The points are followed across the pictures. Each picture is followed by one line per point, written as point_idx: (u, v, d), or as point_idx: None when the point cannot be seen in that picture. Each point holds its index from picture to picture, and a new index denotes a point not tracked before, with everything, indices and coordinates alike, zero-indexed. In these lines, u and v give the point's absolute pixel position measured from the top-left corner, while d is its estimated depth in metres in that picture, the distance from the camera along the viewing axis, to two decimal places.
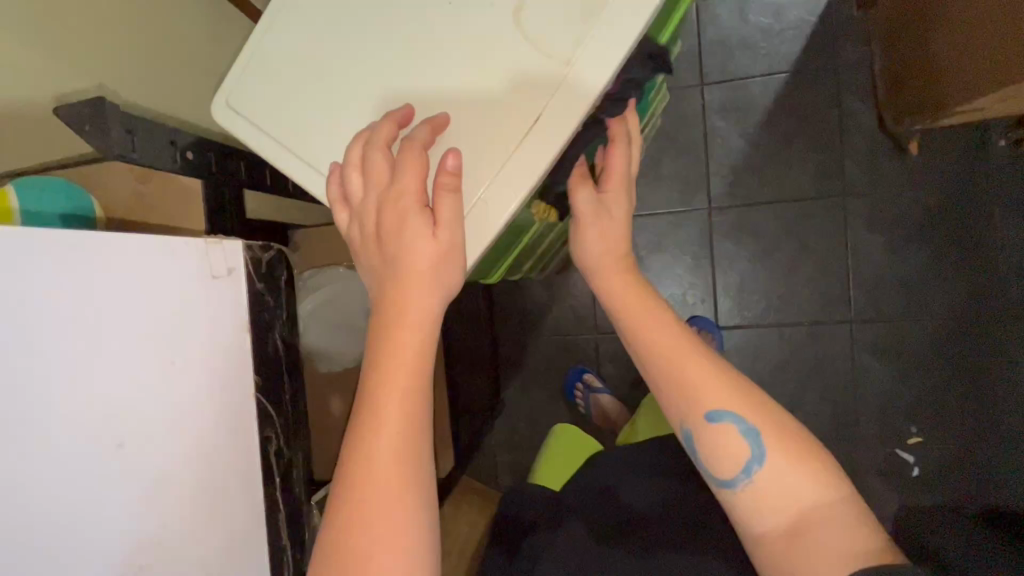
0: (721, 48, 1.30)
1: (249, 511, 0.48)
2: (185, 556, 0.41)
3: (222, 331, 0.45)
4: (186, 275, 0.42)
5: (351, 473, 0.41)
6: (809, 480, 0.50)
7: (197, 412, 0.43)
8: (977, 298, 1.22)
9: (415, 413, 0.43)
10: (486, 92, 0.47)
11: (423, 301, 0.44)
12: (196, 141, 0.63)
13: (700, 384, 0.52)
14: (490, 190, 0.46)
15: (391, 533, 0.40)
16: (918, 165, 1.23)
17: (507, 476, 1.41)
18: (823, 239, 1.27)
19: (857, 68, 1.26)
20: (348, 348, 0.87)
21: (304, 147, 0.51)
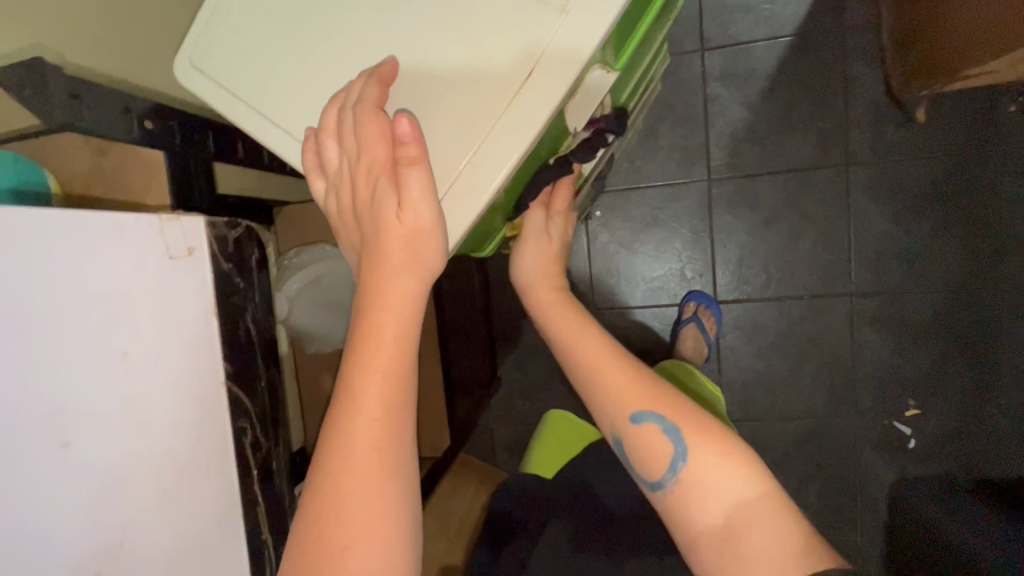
0: (721, 10, 1.25)
1: (221, 504, 0.47)
2: (151, 554, 0.40)
3: (184, 317, 0.44)
4: (137, 261, 0.40)
5: (325, 460, 0.39)
6: (743, 481, 0.48)
7: (159, 403, 0.41)
8: (980, 269, 1.20)
9: (393, 401, 0.40)
10: (473, 45, 0.43)
11: (401, 283, 0.41)
12: (154, 106, 0.59)
13: (622, 392, 0.52)
14: (479, 156, 0.43)
15: (369, 524, 0.38)
16: (926, 132, 1.20)
17: (503, 451, 1.42)
18: (824, 210, 1.25)
19: (864, 29, 1.21)
20: (335, 329, 0.85)
21: (277, 114, 0.48)
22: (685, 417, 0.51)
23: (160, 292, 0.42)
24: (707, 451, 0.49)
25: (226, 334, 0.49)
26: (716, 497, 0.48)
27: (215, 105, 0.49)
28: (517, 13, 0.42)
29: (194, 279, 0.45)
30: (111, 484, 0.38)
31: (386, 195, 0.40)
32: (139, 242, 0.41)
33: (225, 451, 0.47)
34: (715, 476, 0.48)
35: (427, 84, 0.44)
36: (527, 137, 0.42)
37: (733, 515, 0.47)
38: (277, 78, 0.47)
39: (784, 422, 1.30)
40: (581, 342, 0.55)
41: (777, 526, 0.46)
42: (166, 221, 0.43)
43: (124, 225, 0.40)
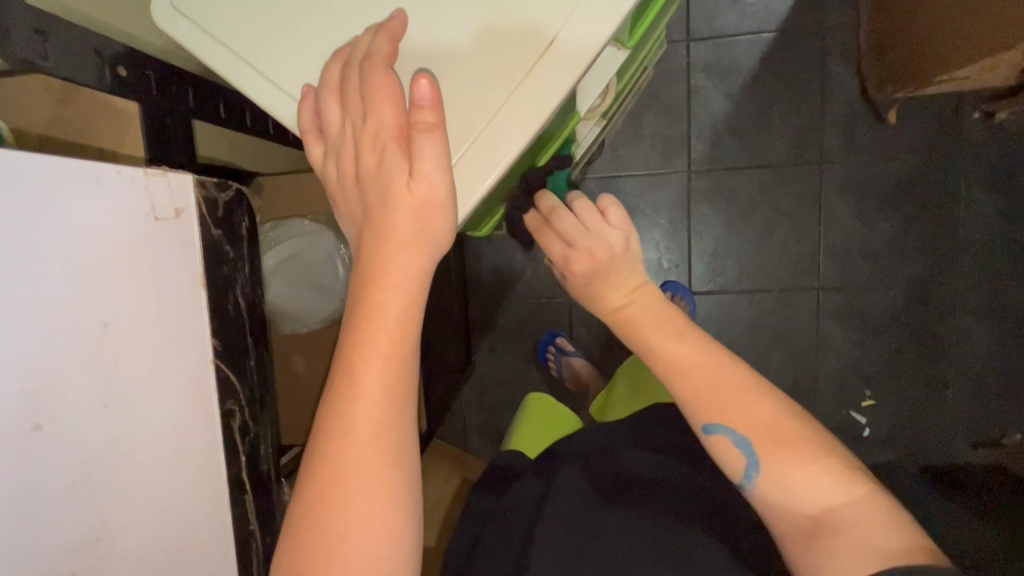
0: (708, 1, 1.25)
1: (204, 472, 0.46)
2: (134, 519, 0.40)
3: (168, 285, 0.43)
4: (117, 215, 0.39)
5: (323, 443, 0.37)
6: (828, 488, 0.45)
7: (139, 376, 0.40)
8: (937, 268, 1.26)
9: (394, 386, 0.38)
10: (493, 15, 0.43)
11: (405, 259, 0.39)
12: (129, 55, 0.57)
13: (698, 395, 0.48)
14: (491, 129, 0.43)
15: (367, 514, 0.37)
16: (896, 135, 1.24)
17: (475, 436, 1.42)
18: (797, 206, 1.28)
19: (844, 29, 1.23)
20: (314, 308, 0.81)
21: (282, 74, 0.47)
22: (759, 424, 0.47)
23: (142, 259, 0.40)
24: (783, 460, 0.46)
25: (215, 306, 0.49)
26: (802, 499, 0.46)
27: (210, 61, 0.48)
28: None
29: (177, 241, 0.44)
30: (90, 452, 0.37)
31: (397, 163, 0.39)
32: (123, 197, 0.39)
33: (207, 424, 0.47)
34: (795, 483, 0.46)
35: (442, 53, 0.44)
36: (541, 112, 0.42)
37: (818, 525, 0.45)
38: (284, 38, 0.47)
39: None
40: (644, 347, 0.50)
41: (872, 534, 0.43)
42: (150, 175, 0.41)
43: (105, 175, 0.38)
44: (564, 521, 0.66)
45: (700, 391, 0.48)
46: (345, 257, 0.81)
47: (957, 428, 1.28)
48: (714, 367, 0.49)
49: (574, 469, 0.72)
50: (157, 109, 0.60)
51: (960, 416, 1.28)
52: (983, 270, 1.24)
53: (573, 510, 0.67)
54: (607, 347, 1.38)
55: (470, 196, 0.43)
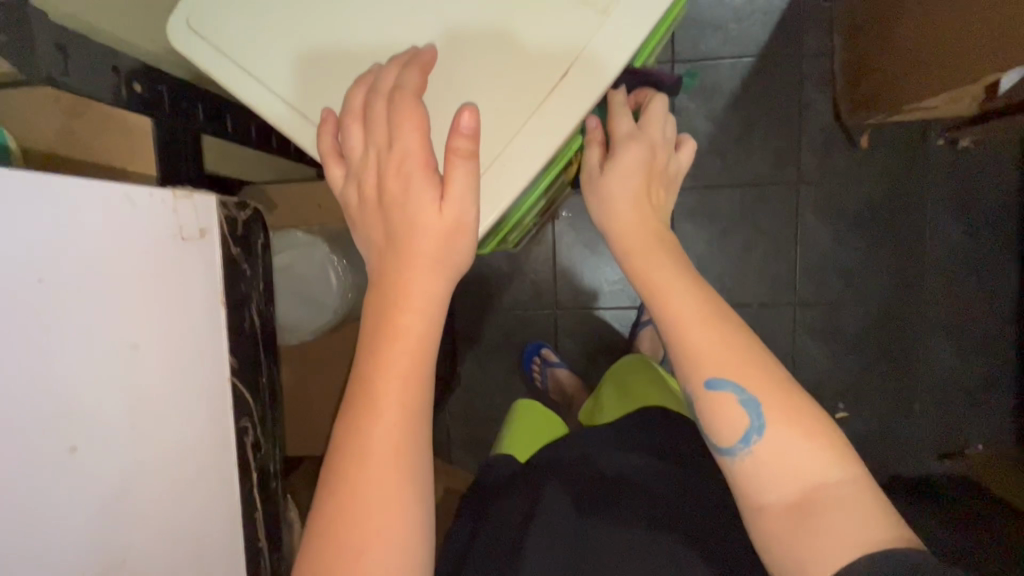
0: (693, 25, 1.30)
1: (220, 484, 0.49)
2: (155, 529, 0.42)
3: (193, 305, 0.46)
4: (147, 238, 0.42)
5: (346, 461, 0.40)
6: (827, 465, 0.46)
7: (163, 394, 0.43)
8: (905, 285, 1.31)
9: (414, 405, 0.41)
10: (518, 49, 0.48)
11: (427, 285, 0.41)
12: (143, 68, 0.58)
13: (705, 351, 0.48)
14: (508, 157, 0.48)
15: (390, 527, 0.40)
16: (867, 159, 1.30)
17: (459, 448, 1.42)
18: (775, 224, 1.32)
19: (819, 57, 1.29)
20: (310, 318, 0.81)
21: (293, 93, 0.50)
22: (769, 386, 0.48)
23: (168, 280, 0.43)
24: (788, 430, 0.47)
25: (233, 327, 0.50)
26: (797, 475, 0.46)
27: (228, 84, 0.50)
28: (553, 30, 0.48)
29: (202, 259, 0.46)
30: (119, 466, 0.39)
31: (426, 191, 0.41)
32: (152, 218, 0.42)
33: (223, 438, 0.49)
34: (797, 455, 0.46)
35: (461, 88, 0.48)
36: (557, 139, 0.47)
37: (810, 500, 0.45)
38: (306, 69, 0.50)
39: None
40: (669, 295, 0.49)
41: (863, 522, 0.44)
42: (179, 197, 0.44)
43: (138, 197, 0.41)
44: (561, 539, 0.67)
45: (716, 346, 0.48)
46: (336, 268, 0.80)
47: (924, 439, 1.33)
48: (729, 341, 0.49)
49: (557, 487, 0.73)
50: (170, 124, 0.62)
51: (927, 427, 1.33)
52: (947, 288, 1.30)
53: (569, 527, 0.68)
54: (591, 359, 1.40)
55: (493, 210, 0.47)
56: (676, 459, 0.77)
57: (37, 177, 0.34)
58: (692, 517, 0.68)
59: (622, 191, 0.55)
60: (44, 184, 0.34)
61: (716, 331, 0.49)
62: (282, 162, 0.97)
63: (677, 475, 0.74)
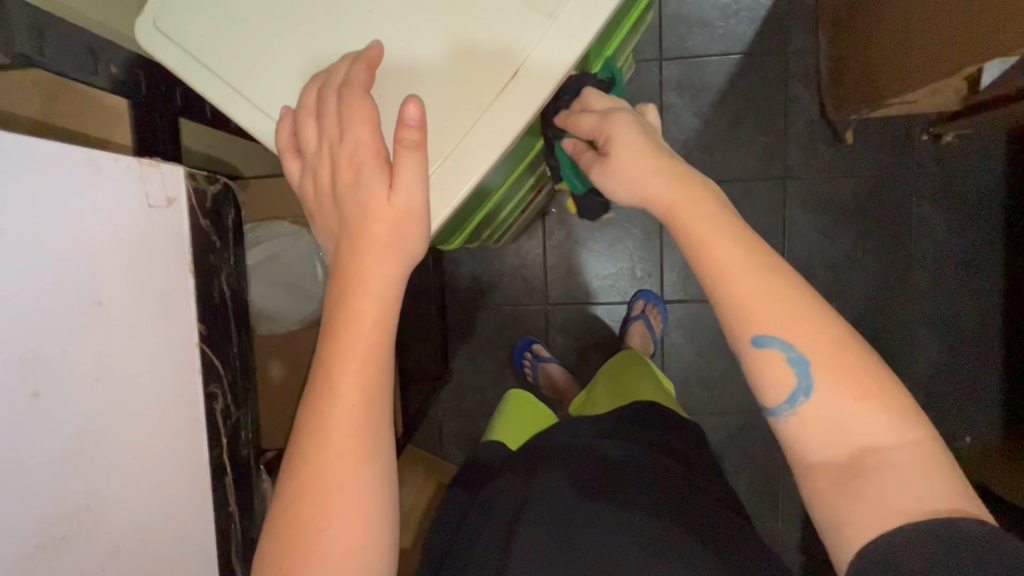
0: (679, 23, 1.31)
1: (190, 447, 0.50)
2: (121, 482, 0.44)
3: (160, 274, 0.47)
4: (110, 203, 0.42)
5: (305, 442, 0.41)
6: (879, 430, 0.44)
7: (127, 360, 0.44)
8: (893, 278, 1.33)
9: (370, 388, 0.42)
10: (467, 46, 0.48)
11: (380, 270, 0.42)
12: (122, 56, 0.59)
13: (755, 308, 0.47)
14: (461, 149, 0.48)
15: (345, 507, 0.41)
16: (854, 154, 1.31)
17: (451, 443, 1.43)
18: (763, 219, 1.34)
19: (804, 54, 1.30)
20: (293, 307, 0.82)
21: (259, 92, 0.51)
22: (823, 348, 0.47)
23: (133, 245, 0.44)
24: (838, 390, 0.46)
25: (200, 297, 0.52)
26: (849, 437, 0.45)
27: (197, 85, 0.52)
28: (507, 26, 0.48)
29: (168, 228, 0.48)
30: (80, 419, 0.41)
31: (376, 180, 0.42)
32: (119, 184, 0.43)
33: (190, 406, 0.50)
34: (846, 418, 0.45)
35: (417, 84, 0.48)
36: (509, 136, 0.48)
37: (858, 463, 0.44)
38: (267, 65, 0.51)
39: (716, 416, 1.37)
40: (715, 250, 0.47)
41: (916, 487, 0.43)
42: (145, 166, 0.45)
43: (103, 162, 0.42)
44: (554, 514, 0.68)
45: (772, 302, 0.47)
46: (324, 259, 0.82)
47: None
48: (785, 301, 0.47)
49: (557, 471, 0.73)
50: (146, 106, 0.63)
51: None
52: (935, 281, 1.32)
53: (562, 501, 0.69)
54: (582, 354, 1.41)
55: (447, 204, 0.48)
56: (664, 450, 0.79)
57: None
58: (670, 498, 0.70)
59: (637, 148, 0.51)
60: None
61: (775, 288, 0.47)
62: None
63: (654, 458, 0.75)
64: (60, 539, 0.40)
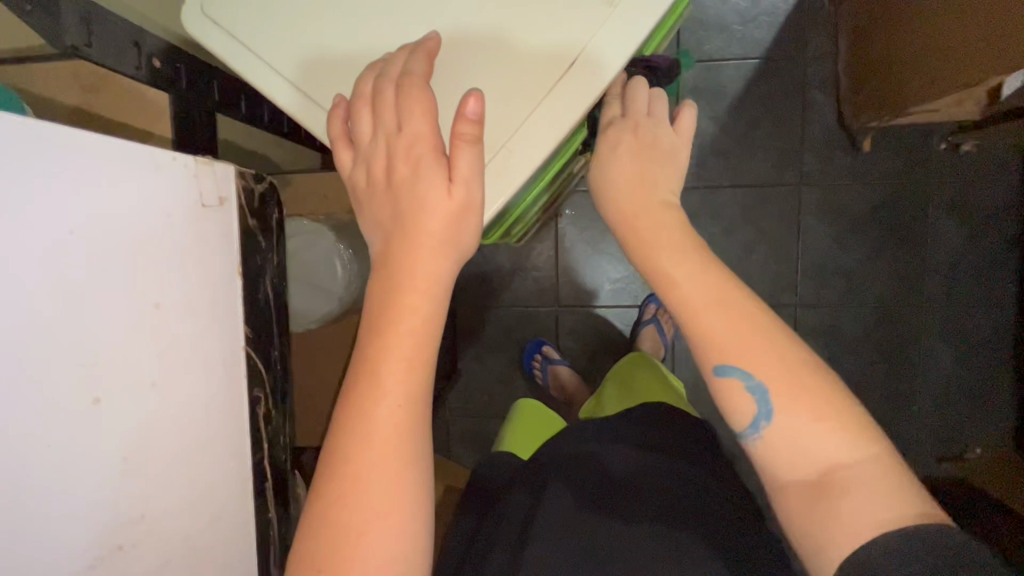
0: (699, 26, 1.31)
1: (235, 449, 0.50)
2: (174, 489, 0.43)
3: (213, 273, 0.47)
4: (166, 203, 0.42)
5: (349, 442, 0.41)
6: (838, 447, 0.45)
7: (181, 360, 0.44)
8: (905, 287, 1.32)
9: (415, 387, 0.42)
10: (526, 35, 0.48)
11: (430, 266, 0.42)
12: (162, 48, 0.58)
13: (720, 339, 0.47)
14: (515, 142, 0.48)
15: (387, 508, 0.40)
16: (870, 162, 1.30)
17: (459, 443, 1.43)
18: (778, 225, 1.33)
19: (822, 60, 1.30)
20: (319, 307, 0.82)
21: (307, 79, 0.51)
22: (788, 371, 0.47)
23: (189, 245, 0.44)
24: (798, 415, 0.46)
25: (247, 300, 0.51)
26: (807, 458, 0.46)
27: (241, 69, 0.51)
28: (564, 18, 0.48)
29: (220, 229, 0.47)
30: (138, 422, 0.41)
31: (434, 172, 0.42)
32: (176, 185, 0.43)
33: (235, 409, 0.50)
34: (810, 438, 0.46)
35: (472, 76, 0.49)
36: (564, 128, 0.48)
37: (824, 482, 0.44)
38: (311, 55, 0.51)
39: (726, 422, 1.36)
40: (677, 283, 0.49)
41: (878, 501, 0.43)
42: (200, 165, 0.45)
43: (162, 163, 0.42)
44: (563, 532, 0.67)
45: (738, 334, 0.47)
46: (344, 257, 0.81)
47: (924, 442, 1.34)
48: (752, 332, 0.47)
49: (558, 483, 0.72)
50: (183, 100, 0.62)
51: (926, 430, 1.33)
52: (947, 291, 1.31)
53: (564, 520, 0.68)
54: (592, 357, 1.41)
55: (499, 195, 0.48)
56: (679, 453, 0.77)
57: (52, 133, 0.34)
58: (680, 504, 0.68)
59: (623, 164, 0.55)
60: (59, 141, 0.35)
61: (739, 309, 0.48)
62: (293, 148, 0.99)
63: (659, 459, 0.74)
64: (116, 550, 0.40)
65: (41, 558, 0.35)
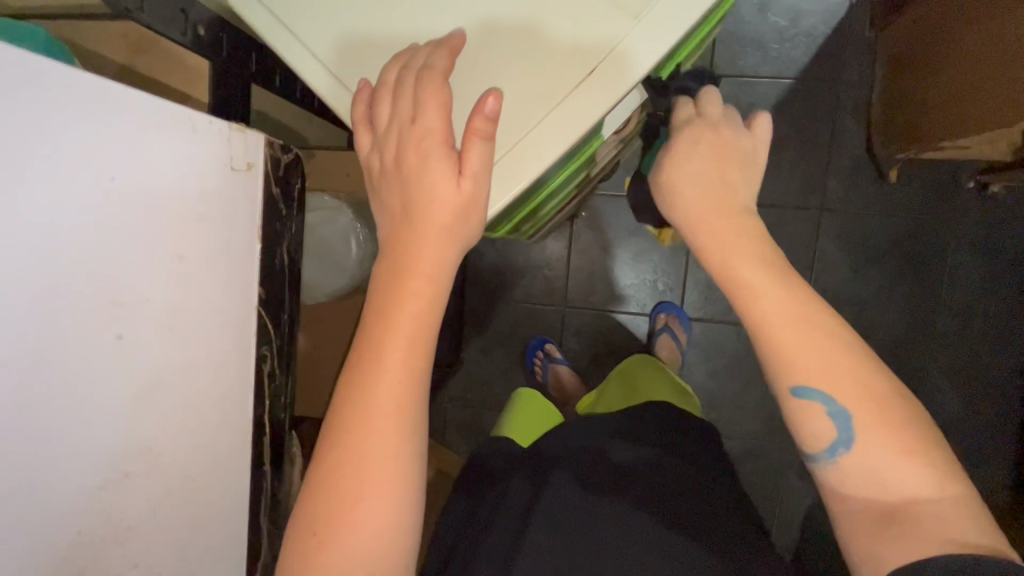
0: (734, 41, 1.30)
1: (236, 401, 0.53)
2: (181, 432, 0.46)
3: (231, 233, 0.49)
4: (200, 162, 0.45)
5: (350, 408, 0.44)
6: (924, 480, 0.47)
7: (196, 311, 0.46)
8: (917, 325, 1.31)
9: (414, 362, 0.45)
10: (552, 41, 0.50)
11: (436, 252, 0.45)
12: (210, 17, 0.60)
13: (801, 359, 0.49)
14: (527, 140, 0.49)
15: (381, 469, 0.44)
16: (895, 194, 1.29)
17: (454, 431, 1.44)
18: (794, 248, 1.33)
19: (857, 87, 1.28)
20: (327, 281, 0.84)
21: (337, 64, 0.53)
22: (865, 397, 0.49)
23: (215, 203, 0.47)
24: (883, 449, 0.48)
25: (262, 262, 0.55)
26: (887, 487, 0.48)
27: (276, 47, 0.53)
28: (589, 24, 0.49)
29: (242, 192, 0.50)
30: (155, 362, 0.43)
31: (445, 166, 0.44)
32: (210, 145, 0.46)
33: (239, 363, 0.53)
34: (892, 471, 0.48)
35: (495, 72, 0.50)
36: (578, 132, 0.49)
37: (905, 512, 0.47)
38: (339, 41, 0.53)
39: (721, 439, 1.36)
40: (762, 296, 0.50)
41: (958, 529, 0.46)
42: (233, 130, 0.48)
43: (201, 124, 0.44)
44: (563, 517, 0.68)
45: (833, 365, 0.49)
46: (359, 236, 0.84)
47: None
48: (844, 359, 0.49)
49: (565, 476, 0.72)
50: (224, 69, 0.64)
51: None
52: (960, 332, 1.29)
53: (569, 505, 0.69)
54: (594, 360, 1.42)
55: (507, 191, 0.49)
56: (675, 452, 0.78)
57: (114, 86, 0.37)
58: (686, 501, 0.70)
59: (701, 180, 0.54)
60: (111, 92, 0.37)
61: (802, 322, 0.49)
62: (318, 124, 1.02)
63: (658, 453, 0.76)
64: (124, 477, 0.41)
65: (61, 479, 0.37)
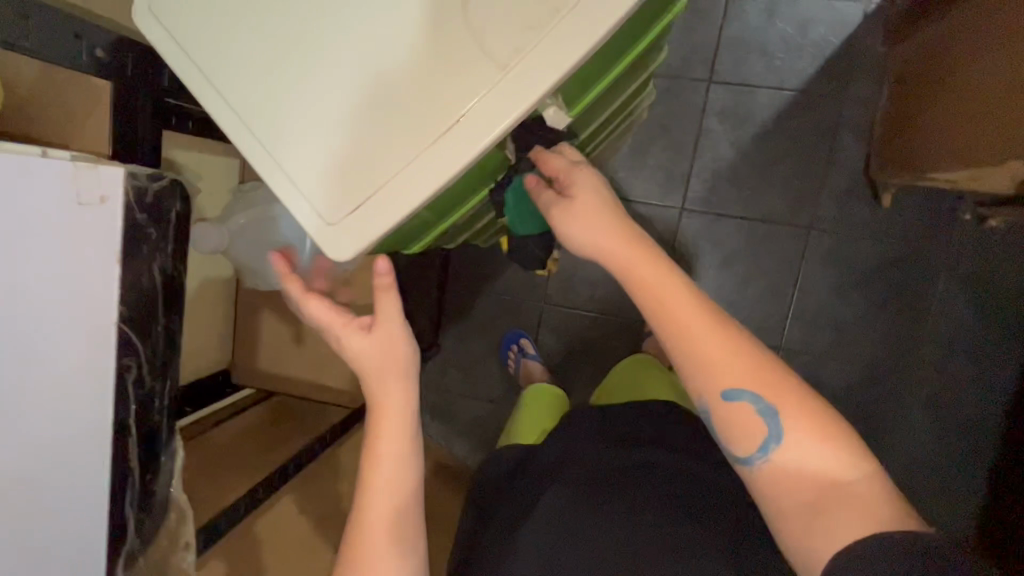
0: (739, 46, 1.26)
1: (88, 396, 0.62)
2: (22, 419, 0.55)
3: (78, 258, 0.58)
4: (44, 199, 0.54)
5: (363, 509, 0.60)
6: (831, 463, 0.49)
7: (37, 322, 0.55)
8: (898, 354, 1.28)
9: (400, 463, 0.60)
10: (438, 62, 0.44)
11: (397, 384, 0.60)
12: (110, 43, 0.71)
13: (715, 358, 0.51)
14: (403, 174, 0.46)
15: (394, 546, 0.60)
16: (890, 219, 1.25)
17: (427, 412, 1.49)
18: (779, 265, 1.30)
19: (862, 104, 1.24)
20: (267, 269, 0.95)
21: (222, 79, 0.48)
22: (781, 389, 0.51)
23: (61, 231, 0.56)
24: (805, 436, 0.49)
25: (129, 279, 0.65)
26: (808, 474, 0.49)
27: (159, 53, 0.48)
28: (479, 45, 0.43)
29: (93, 221, 0.59)
30: None
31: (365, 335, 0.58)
32: (54, 186, 0.54)
33: (91, 365, 0.62)
34: (809, 459, 0.49)
35: (375, 98, 0.45)
36: (460, 165, 0.45)
37: (823, 500, 0.48)
38: (222, 49, 0.47)
39: None
40: (674, 295, 0.52)
41: (868, 510, 0.47)
42: (78, 169, 0.57)
43: (40, 169, 0.53)
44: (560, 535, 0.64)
45: (743, 359, 0.51)
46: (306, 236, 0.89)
47: None
48: (750, 361, 0.51)
49: (556, 487, 0.68)
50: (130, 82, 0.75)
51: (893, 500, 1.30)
52: (941, 366, 1.26)
53: (563, 513, 0.65)
54: (567, 358, 1.43)
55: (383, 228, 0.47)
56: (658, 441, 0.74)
57: None
58: (669, 491, 0.66)
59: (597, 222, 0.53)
60: None
61: (710, 330, 0.51)
62: None
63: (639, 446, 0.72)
64: None
65: None
